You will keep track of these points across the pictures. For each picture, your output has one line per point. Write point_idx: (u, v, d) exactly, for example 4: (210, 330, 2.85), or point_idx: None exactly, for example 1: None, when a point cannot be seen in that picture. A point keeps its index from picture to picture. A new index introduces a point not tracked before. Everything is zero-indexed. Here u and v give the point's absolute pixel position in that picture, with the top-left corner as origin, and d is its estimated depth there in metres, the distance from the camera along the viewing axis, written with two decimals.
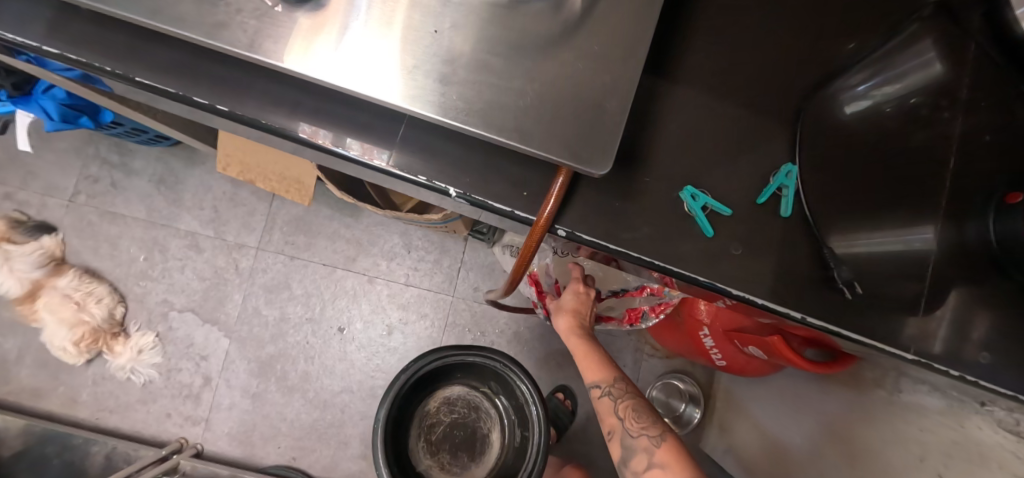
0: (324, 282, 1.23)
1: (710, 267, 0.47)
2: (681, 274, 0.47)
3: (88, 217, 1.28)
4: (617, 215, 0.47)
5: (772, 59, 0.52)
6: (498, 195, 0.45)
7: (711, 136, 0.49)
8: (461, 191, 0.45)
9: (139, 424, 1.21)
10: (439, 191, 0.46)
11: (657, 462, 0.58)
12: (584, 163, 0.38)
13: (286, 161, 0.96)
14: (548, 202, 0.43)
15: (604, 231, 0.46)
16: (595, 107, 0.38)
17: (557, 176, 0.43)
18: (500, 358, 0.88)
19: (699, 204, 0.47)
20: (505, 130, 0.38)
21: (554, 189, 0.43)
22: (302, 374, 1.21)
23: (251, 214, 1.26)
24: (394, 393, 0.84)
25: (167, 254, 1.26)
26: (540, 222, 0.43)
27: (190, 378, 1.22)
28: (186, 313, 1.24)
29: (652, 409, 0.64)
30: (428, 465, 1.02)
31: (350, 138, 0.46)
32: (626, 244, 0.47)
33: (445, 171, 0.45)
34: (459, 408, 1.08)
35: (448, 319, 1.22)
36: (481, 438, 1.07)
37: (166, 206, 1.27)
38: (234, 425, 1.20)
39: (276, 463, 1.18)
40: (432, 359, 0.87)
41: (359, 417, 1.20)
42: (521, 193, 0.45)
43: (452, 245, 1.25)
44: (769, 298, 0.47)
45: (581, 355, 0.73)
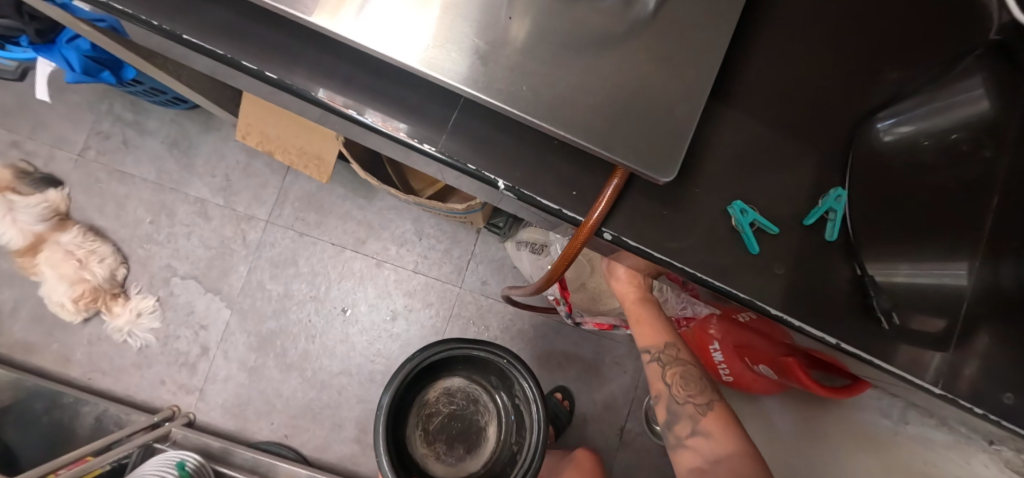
0: (332, 262, 1.22)
1: (747, 282, 0.47)
2: (718, 288, 0.47)
3: (97, 174, 1.26)
4: (662, 223, 0.47)
5: (830, 80, 0.51)
6: (548, 192, 0.45)
7: (761, 152, 0.49)
8: (509, 183, 0.45)
9: (132, 388, 1.19)
10: (487, 182, 0.45)
11: (701, 430, 0.66)
12: (649, 168, 0.37)
13: (308, 135, 0.95)
14: (596, 207, 0.43)
15: (650, 238, 0.47)
16: (664, 112, 0.38)
17: (612, 178, 0.43)
18: (502, 351, 0.87)
19: (748, 219, 0.47)
20: (573, 127, 0.37)
21: (605, 193, 0.42)
22: (302, 352, 1.20)
23: (263, 186, 1.24)
24: (400, 380, 0.83)
25: (174, 219, 1.24)
26: (588, 224, 0.43)
27: (187, 347, 1.21)
28: (188, 280, 1.22)
29: (700, 376, 0.70)
30: (423, 453, 1.00)
31: (401, 120, 0.45)
32: (671, 253, 0.47)
33: (496, 164, 0.45)
34: (458, 399, 1.06)
35: (453, 309, 1.22)
36: (477, 430, 1.06)
37: (177, 171, 1.25)
38: (229, 398, 1.20)
39: (268, 439, 1.18)
40: (439, 349, 0.86)
41: (356, 400, 1.19)
42: (571, 191, 0.45)
43: (464, 236, 1.24)
44: (801, 319, 0.47)
45: (639, 324, 0.73)
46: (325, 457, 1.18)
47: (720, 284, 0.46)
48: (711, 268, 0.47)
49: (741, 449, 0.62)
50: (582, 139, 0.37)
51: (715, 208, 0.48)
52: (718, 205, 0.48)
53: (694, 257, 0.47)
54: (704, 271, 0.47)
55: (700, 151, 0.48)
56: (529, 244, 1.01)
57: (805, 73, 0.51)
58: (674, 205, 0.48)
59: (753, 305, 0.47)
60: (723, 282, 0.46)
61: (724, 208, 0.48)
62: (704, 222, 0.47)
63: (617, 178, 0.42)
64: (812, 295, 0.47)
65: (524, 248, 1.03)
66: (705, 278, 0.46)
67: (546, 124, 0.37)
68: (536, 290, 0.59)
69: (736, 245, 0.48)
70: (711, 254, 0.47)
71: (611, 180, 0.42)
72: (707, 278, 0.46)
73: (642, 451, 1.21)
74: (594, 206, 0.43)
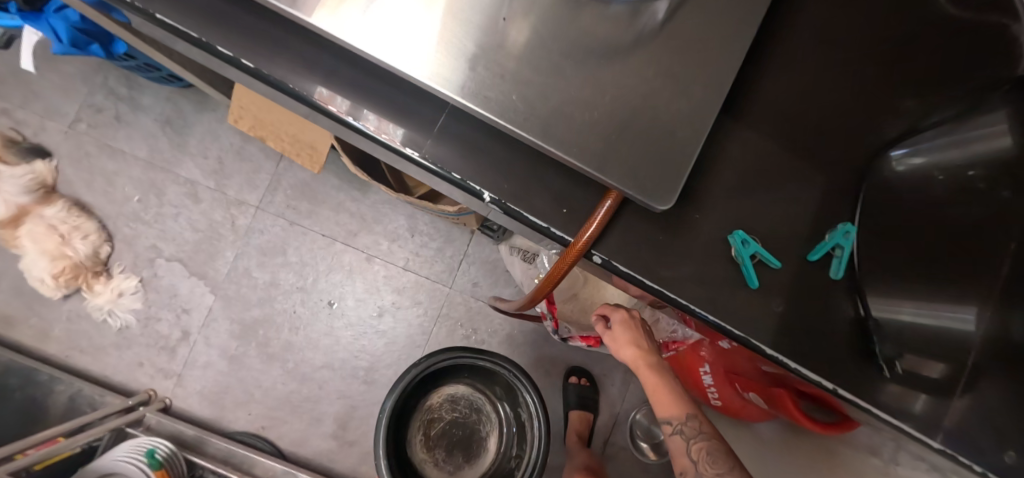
0: (321, 253, 1.19)
1: (741, 317, 0.44)
2: (708, 320, 0.44)
3: (87, 147, 1.23)
4: (654, 248, 0.45)
5: (848, 107, 0.48)
6: (537, 209, 0.42)
7: (767, 179, 0.46)
8: (496, 196, 0.42)
9: (109, 368, 1.17)
10: (473, 194, 0.43)
11: None
12: (646, 196, 0.35)
13: (301, 125, 0.92)
14: (587, 227, 0.40)
15: (643, 264, 0.44)
16: (667, 136, 0.35)
17: (605, 198, 0.40)
18: (509, 365, 0.85)
19: (748, 251, 0.44)
20: (566, 144, 0.34)
21: (596, 214, 0.40)
22: (285, 343, 1.17)
23: (256, 171, 1.21)
24: (405, 382, 0.81)
25: (162, 200, 1.21)
26: (576, 245, 0.40)
27: (168, 330, 1.18)
28: (173, 262, 1.19)
29: (728, 450, 0.59)
30: (422, 458, 0.98)
31: (386, 120, 0.42)
32: (664, 281, 0.44)
33: (483, 174, 0.42)
34: (461, 407, 1.04)
35: (442, 310, 1.19)
36: (477, 439, 1.04)
37: (169, 149, 1.22)
38: (208, 384, 1.17)
39: (244, 429, 1.16)
40: (446, 355, 0.84)
41: (337, 396, 1.17)
42: (563, 211, 0.42)
43: (458, 235, 1.21)
44: (795, 361, 0.44)
45: (658, 396, 0.64)
46: (301, 451, 1.16)
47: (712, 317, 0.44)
48: (700, 299, 0.44)
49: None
50: (577, 160, 0.34)
51: (711, 237, 0.45)
52: (714, 233, 0.45)
53: (687, 286, 0.44)
54: (695, 302, 0.44)
55: (703, 174, 0.46)
56: (522, 251, 0.99)
57: (821, 99, 0.48)
58: (667, 229, 0.45)
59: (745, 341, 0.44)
60: (715, 316, 0.44)
61: (721, 237, 0.45)
62: (699, 250, 0.45)
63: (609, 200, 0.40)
64: (808, 334, 0.44)
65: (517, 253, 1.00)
66: (693, 308, 0.44)
67: (538, 141, 0.34)
68: (523, 307, 0.57)
69: (732, 277, 0.45)
70: (704, 286, 0.44)
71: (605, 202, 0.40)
72: (698, 310, 0.44)
73: (625, 466, 1.19)
74: (585, 227, 0.40)
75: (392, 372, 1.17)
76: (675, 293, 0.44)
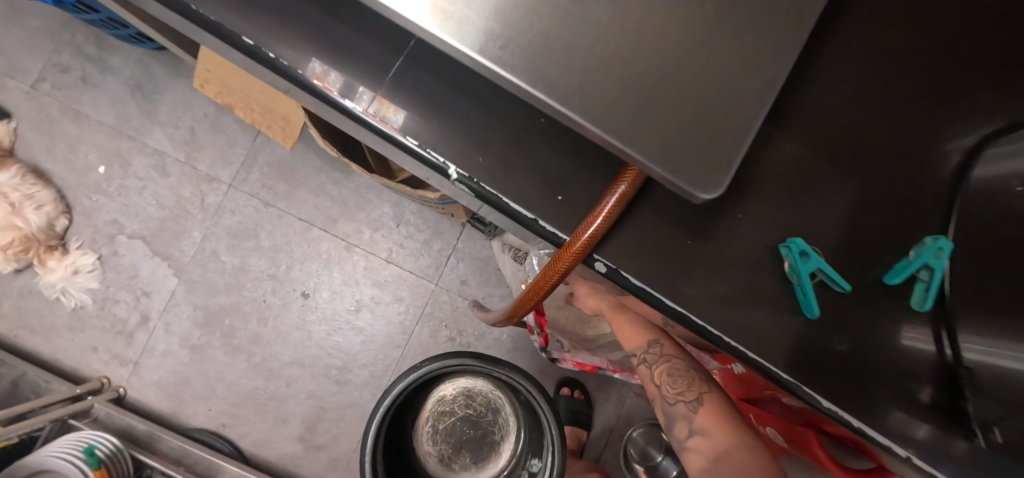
0: (297, 239, 1.08)
1: (759, 342, 0.36)
2: (716, 340, 0.36)
3: (49, 109, 1.12)
4: (663, 249, 0.36)
5: (909, 94, 0.41)
6: (517, 192, 0.35)
7: (798, 170, 0.38)
8: (467, 172, 0.35)
9: (60, 352, 1.07)
10: (436, 169, 0.35)
11: (697, 428, 0.53)
12: (681, 176, 0.25)
13: (270, 95, 0.82)
14: (590, 222, 0.32)
15: (658, 275, 0.35)
16: (720, 93, 0.25)
17: (618, 181, 0.32)
18: (521, 379, 0.73)
19: (807, 266, 0.36)
20: (573, 102, 0.25)
21: (603, 206, 0.32)
22: (251, 335, 1.07)
23: (230, 145, 1.10)
24: (403, 385, 0.73)
25: (128, 171, 1.11)
26: (575, 245, 0.32)
27: (126, 314, 1.08)
28: (136, 240, 1.09)
29: (690, 367, 0.56)
30: (426, 452, 0.88)
31: (334, 71, 0.35)
32: (685, 299, 0.35)
33: (450, 144, 0.35)
34: (477, 404, 0.91)
35: (425, 308, 1.09)
36: (490, 443, 0.90)
37: (138, 116, 1.12)
38: (166, 375, 1.08)
39: (203, 426, 1.06)
40: (452, 360, 0.74)
41: (305, 395, 1.07)
42: (544, 191, 0.35)
43: (448, 228, 1.10)
44: (812, 385, 0.37)
45: (619, 323, 0.61)
46: (263, 454, 1.06)
47: (724, 338, 0.36)
48: (711, 316, 0.35)
49: (743, 443, 0.50)
50: (588, 118, 0.25)
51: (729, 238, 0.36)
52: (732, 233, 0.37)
53: (698, 299, 0.36)
54: (703, 318, 0.35)
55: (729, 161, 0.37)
56: (513, 249, 0.89)
57: (885, 80, 0.40)
58: (682, 226, 0.36)
59: (758, 368, 0.36)
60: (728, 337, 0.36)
61: (739, 239, 0.37)
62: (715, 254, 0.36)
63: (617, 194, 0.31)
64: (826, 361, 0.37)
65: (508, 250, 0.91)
66: (703, 326, 0.35)
67: (536, 89, 0.24)
68: (505, 321, 0.48)
69: (754, 291, 0.36)
70: (717, 298, 0.36)
71: (613, 191, 0.32)
72: (707, 329, 0.35)
73: None
74: (584, 223, 0.32)
75: (367, 372, 1.07)
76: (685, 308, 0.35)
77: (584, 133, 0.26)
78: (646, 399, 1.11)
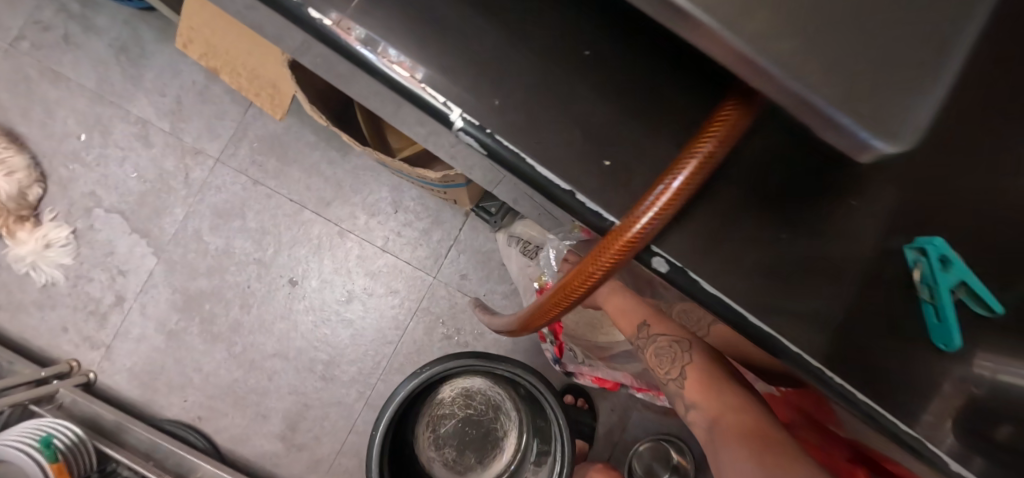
0: (286, 221, 1.00)
1: (824, 349, 0.30)
2: (778, 348, 0.29)
3: (27, 70, 1.02)
4: (716, 234, 0.29)
5: None
6: (553, 157, 0.28)
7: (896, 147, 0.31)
8: (481, 122, 0.28)
9: (28, 330, 1.00)
10: (437, 117, 0.28)
11: (689, 401, 0.55)
12: (860, 114, 0.16)
13: (262, 58, 0.78)
14: (652, 200, 0.25)
15: (720, 270, 0.29)
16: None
17: (687, 152, 0.24)
18: (530, 377, 0.69)
19: (948, 278, 0.30)
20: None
21: (671, 181, 0.24)
22: (233, 323, 1.00)
23: (218, 116, 1.01)
24: (402, 396, 0.68)
25: (107, 139, 1.02)
26: (626, 234, 0.25)
27: (99, 293, 1.01)
28: (113, 215, 1.01)
29: (678, 345, 0.56)
30: (429, 457, 0.81)
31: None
32: (754, 305, 0.29)
33: (466, 89, 0.28)
34: (477, 404, 0.85)
35: (422, 303, 1.01)
36: (494, 440, 0.84)
37: (121, 81, 1.01)
38: (139, 361, 1.01)
39: (176, 417, 0.99)
40: (451, 363, 0.69)
41: (288, 390, 0.99)
42: (580, 150, 0.28)
43: (449, 217, 1.00)
44: (890, 411, 0.30)
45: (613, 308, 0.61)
46: (240, 451, 0.98)
47: (789, 345, 0.29)
48: (768, 314, 0.29)
49: (734, 412, 0.51)
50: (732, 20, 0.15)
51: (799, 223, 0.30)
52: (804, 218, 0.30)
53: (753, 294, 0.29)
54: (762, 318, 0.29)
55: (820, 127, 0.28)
56: (522, 242, 0.81)
57: None
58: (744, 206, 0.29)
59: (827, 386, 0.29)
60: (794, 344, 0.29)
61: (810, 225, 0.30)
62: (782, 243, 0.30)
63: (691, 166, 0.24)
64: (899, 383, 0.31)
65: (516, 243, 0.83)
66: (764, 330, 0.29)
67: None
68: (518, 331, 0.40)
69: (820, 288, 0.30)
70: (777, 293, 0.29)
71: (684, 160, 0.24)
72: (766, 332, 0.29)
73: None
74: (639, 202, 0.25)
75: (354, 369, 1.00)
76: (742, 305, 0.29)
77: (707, 49, 0.17)
78: (654, 411, 1.02)
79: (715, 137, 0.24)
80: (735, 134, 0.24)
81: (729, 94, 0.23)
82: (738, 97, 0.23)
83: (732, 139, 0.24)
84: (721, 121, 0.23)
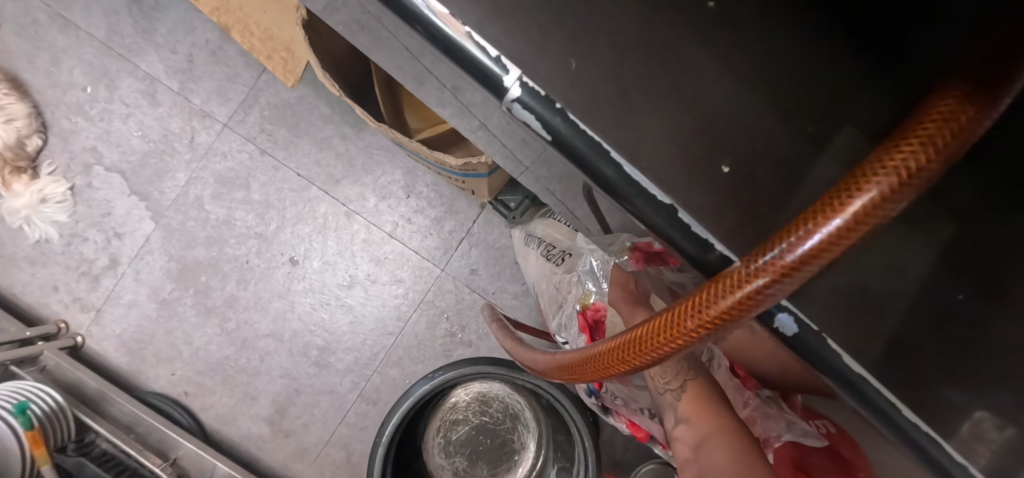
0: (292, 197, 0.95)
1: (960, 434, 0.21)
2: (897, 423, 0.21)
3: (35, 14, 0.95)
4: (869, 279, 0.22)
5: None
6: (652, 148, 0.21)
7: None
8: (549, 94, 0.21)
9: (19, 286, 0.96)
10: (489, 83, 0.22)
11: (681, 416, 0.46)
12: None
13: (278, 19, 0.76)
14: (806, 231, 0.17)
15: (863, 331, 0.22)
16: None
17: (866, 170, 0.17)
18: (556, 393, 0.65)
19: None
20: None
21: (848, 205, 0.16)
22: (228, 298, 0.96)
23: (230, 79, 0.95)
24: (409, 403, 0.65)
25: (114, 94, 0.96)
26: (744, 276, 0.18)
27: (93, 255, 0.96)
28: (114, 174, 0.96)
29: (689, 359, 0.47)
30: (439, 466, 0.77)
31: None
32: (900, 380, 0.21)
33: (538, 53, 0.21)
34: (493, 413, 0.80)
35: (427, 295, 0.95)
36: (509, 453, 0.80)
37: (132, 34, 0.95)
38: (128, 329, 0.97)
39: (163, 391, 0.95)
40: (466, 369, 0.65)
41: (279, 373, 0.95)
42: (686, 143, 0.21)
43: (464, 208, 0.94)
44: None
45: None
46: (224, 431, 0.94)
47: (921, 427, 0.21)
48: (921, 401, 0.22)
49: (713, 435, 0.42)
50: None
51: (971, 277, 0.23)
52: (978, 274, 0.23)
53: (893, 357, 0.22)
54: (892, 388, 0.21)
55: (997, 158, 0.24)
56: (545, 244, 0.74)
57: None
58: (904, 245, 0.23)
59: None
60: (926, 423, 0.21)
61: (982, 279, 0.23)
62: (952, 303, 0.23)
63: (885, 183, 0.16)
64: None
65: (537, 245, 0.77)
66: (891, 402, 0.21)
67: None
68: (556, 376, 0.34)
69: (976, 363, 0.22)
70: (940, 369, 0.22)
71: (873, 173, 0.16)
72: (890, 405, 0.21)
73: None
74: (780, 234, 0.18)
75: (351, 357, 0.95)
76: (879, 380, 0.21)
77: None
78: None
79: (930, 141, 0.16)
80: (956, 143, 0.16)
81: (953, 87, 0.17)
82: (961, 92, 0.17)
83: (952, 154, 0.16)
84: (939, 121, 0.17)
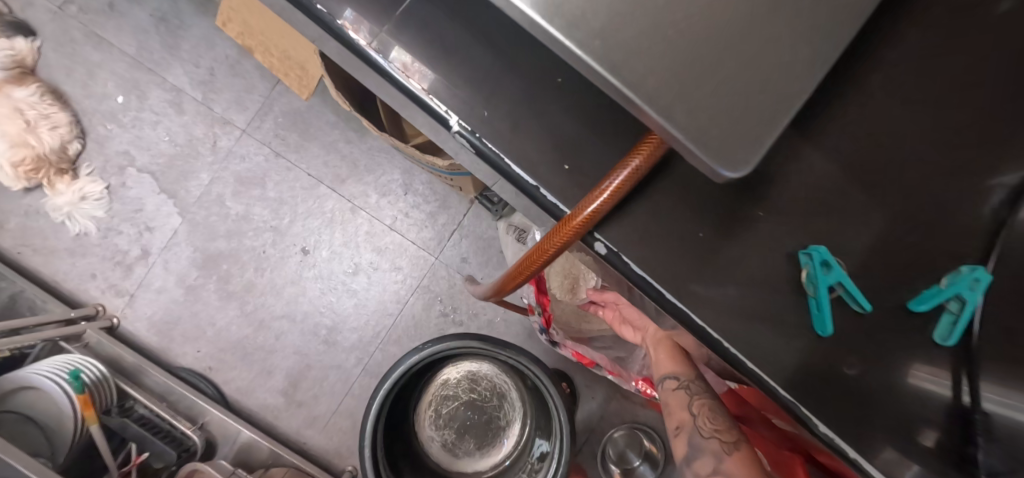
0: (303, 193, 1.07)
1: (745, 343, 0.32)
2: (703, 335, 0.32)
3: (73, 33, 1.08)
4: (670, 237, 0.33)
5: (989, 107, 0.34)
6: (532, 161, 0.34)
7: (829, 173, 0.33)
8: (471, 127, 0.34)
9: (59, 274, 1.08)
10: (440, 121, 0.35)
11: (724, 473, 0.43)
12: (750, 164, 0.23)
13: (292, 41, 0.89)
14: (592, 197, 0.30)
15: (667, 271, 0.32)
16: (807, 48, 0.23)
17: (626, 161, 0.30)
18: (528, 363, 0.77)
19: (827, 279, 0.32)
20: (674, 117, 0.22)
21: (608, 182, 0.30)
22: (247, 283, 1.08)
23: (248, 90, 1.07)
24: (401, 370, 0.76)
25: (143, 104, 1.08)
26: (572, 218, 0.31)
27: (127, 246, 1.09)
28: (145, 175, 1.08)
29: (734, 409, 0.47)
30: (429, 437, 0.90)
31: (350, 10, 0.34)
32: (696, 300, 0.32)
33: (465, 102, 0.34)
34: (481, 390, 0.93)
35: (423, 281, 1.07)
36: (495, 429, 0.92)
37: (160, 51, 1.07)
38: (159, 312, 1.09)
39: (190, 367, 1.07)
40: (452, 343, 0.77)
41: (292, 351, 1.07)
42: (549, 155, 0.34)
43: (455, 203, 1.07)
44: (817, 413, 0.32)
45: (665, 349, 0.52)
46: (244, 402, 1.07)
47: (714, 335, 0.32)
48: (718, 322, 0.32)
49: None
50: (654, 99, 0.22)
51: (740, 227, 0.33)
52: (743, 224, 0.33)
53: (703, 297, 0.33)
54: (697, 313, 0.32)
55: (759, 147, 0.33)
56: (518, 230, 0.89)
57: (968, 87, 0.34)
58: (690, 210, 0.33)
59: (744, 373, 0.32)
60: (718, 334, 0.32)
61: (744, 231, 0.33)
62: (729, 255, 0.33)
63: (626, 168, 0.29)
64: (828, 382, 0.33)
65: (513, 232, 0.90)
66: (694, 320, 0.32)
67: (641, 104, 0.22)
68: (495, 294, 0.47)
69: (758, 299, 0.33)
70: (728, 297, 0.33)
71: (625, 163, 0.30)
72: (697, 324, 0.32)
73: None
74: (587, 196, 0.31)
75: (355, 337, 1.07)
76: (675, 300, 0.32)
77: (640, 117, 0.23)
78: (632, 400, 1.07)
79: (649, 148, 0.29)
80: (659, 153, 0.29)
81: None
82: None
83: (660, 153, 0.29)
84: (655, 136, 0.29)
